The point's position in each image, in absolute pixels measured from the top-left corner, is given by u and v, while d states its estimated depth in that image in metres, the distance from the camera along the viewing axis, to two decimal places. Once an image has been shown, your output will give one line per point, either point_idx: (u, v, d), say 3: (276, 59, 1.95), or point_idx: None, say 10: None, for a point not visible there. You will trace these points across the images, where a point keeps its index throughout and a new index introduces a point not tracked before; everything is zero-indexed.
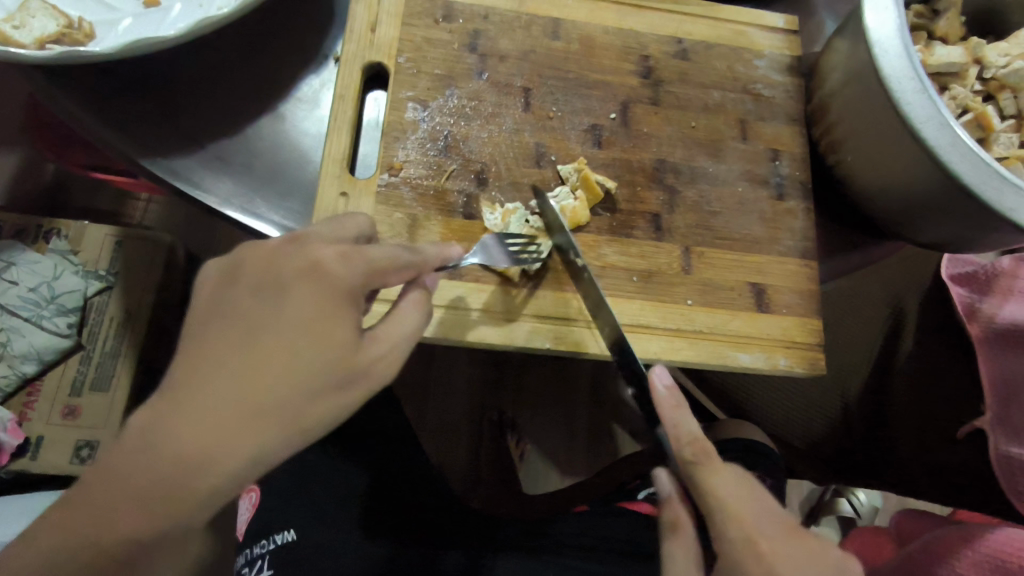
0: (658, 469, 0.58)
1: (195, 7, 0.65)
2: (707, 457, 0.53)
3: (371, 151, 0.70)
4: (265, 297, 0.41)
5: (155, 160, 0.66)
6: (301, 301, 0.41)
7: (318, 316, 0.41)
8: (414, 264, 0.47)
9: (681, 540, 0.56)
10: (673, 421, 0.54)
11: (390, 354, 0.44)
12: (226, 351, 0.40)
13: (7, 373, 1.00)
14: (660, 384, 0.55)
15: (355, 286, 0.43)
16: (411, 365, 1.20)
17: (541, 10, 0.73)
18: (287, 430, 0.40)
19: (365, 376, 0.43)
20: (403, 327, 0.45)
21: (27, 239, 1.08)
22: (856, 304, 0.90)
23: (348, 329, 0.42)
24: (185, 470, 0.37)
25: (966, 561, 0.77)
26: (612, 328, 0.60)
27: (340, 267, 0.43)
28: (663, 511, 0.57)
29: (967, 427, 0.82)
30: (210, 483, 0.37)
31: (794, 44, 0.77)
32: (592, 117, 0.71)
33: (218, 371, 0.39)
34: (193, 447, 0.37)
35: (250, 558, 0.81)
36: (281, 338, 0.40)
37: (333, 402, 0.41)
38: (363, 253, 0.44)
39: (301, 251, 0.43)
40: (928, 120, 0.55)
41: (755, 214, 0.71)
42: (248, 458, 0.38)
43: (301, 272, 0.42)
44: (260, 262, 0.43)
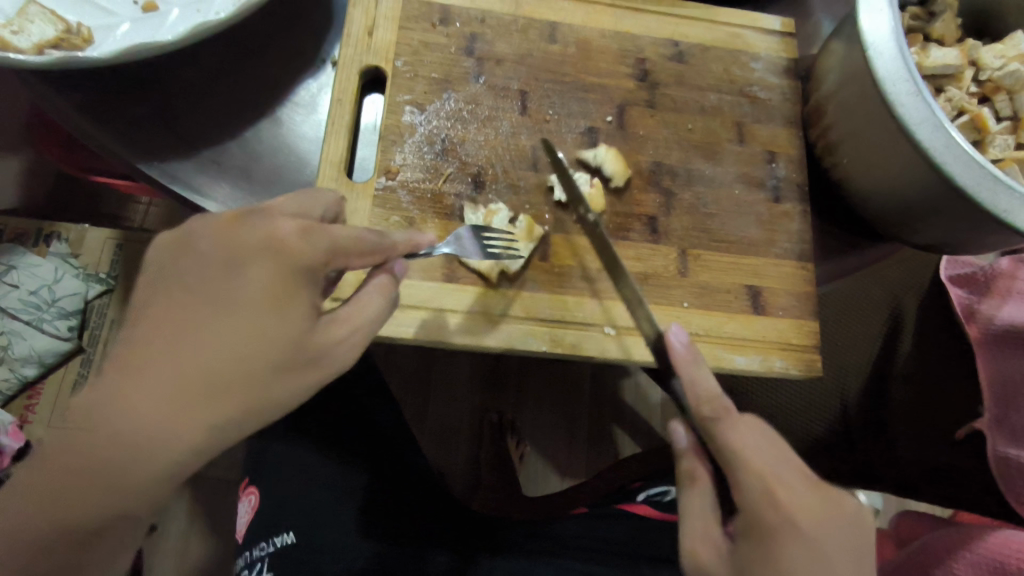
0: (674, 421, 0.59)
1: (193, 12, 0.64)
2: (728, 412, 0.54)
3: (369, 155, 0.70)
4: (224, 272, 0.43)
5: (150, 163, 0.67)
6: (260, 277, 0.43)
7: (276, 293, 0.43)
8: (378, 249, 0.50)
9: (698, 491, 0.56)
10: (689, 377, 0.56)
11: (353, 334, 0.46)
12: (186, 326, 0.41)
13: (7, 376, 1.01)
14: (678, 342, 0.57)
15: (316, 264, 0.44)
16: (410, 367, 1.21)
17: (537, 14, 0.73)
18: (250, 403, 0.42)
19: (326, 354, 0.45)
20: (366, 310, 0.47)
21: (27, 243, 1.08)
22: (851, 306, 0.91)
23: (308, 308, 0.44)
24: (150, 440, 0.39)
25: (964, 562, 0.77)
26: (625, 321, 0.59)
27: (300, 245, 0.44)
28: (681, 462, 0.58)
29: (966, 428, 0.82)
30: (175, 452, 0.40)
31: (790, 47, 0.77)
32: (588, 120, 0.71)
33: (179, 345, 0.41)
34: (154, 417, 0.39)
35: (250, 561, 0.82)
36: (240, 314, 0.42)
37: (296, 379, 0.44)
38: (326, 232, 0.45)
39: (262, 226, 0.44)
40: (922, 122, 0.55)
41: (751, 216, 0.71)
42: (210, 431, 0.41)
43: (260, 248, 0.43)
44: (215, 236, 0.43)
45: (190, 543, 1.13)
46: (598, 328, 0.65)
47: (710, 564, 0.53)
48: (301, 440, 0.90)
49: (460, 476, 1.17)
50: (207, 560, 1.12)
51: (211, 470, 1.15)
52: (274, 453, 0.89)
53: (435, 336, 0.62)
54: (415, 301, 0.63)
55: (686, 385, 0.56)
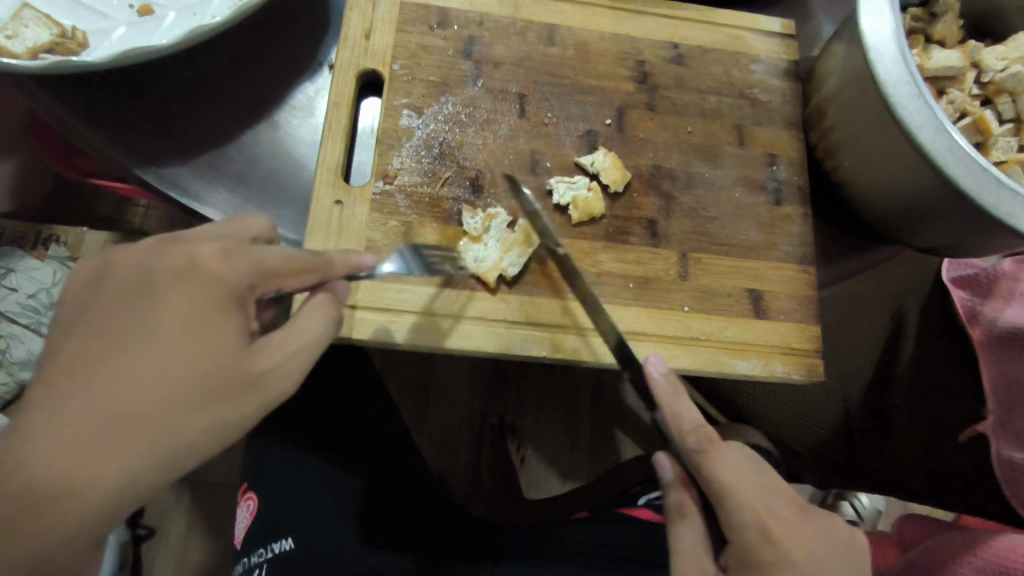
0: (658, 454, 0.58)
1: (189, 16, 0.64)
2: (713, 442, 0.54)
3: (367, 159, 0.70)
4: (139, 301, 0.41)
5: (147, 168, 0.66)
6: (178, 303, 0.41)
7: (201, 316, 0.41)
8: (315, 266, 0.48)
9: (689, 524, 0.56)
10: (671, 408, 0.56)
11: (286, 361, 0.44)
12: (95, 361, 0.38)
13: (6, 380, 1.01)
14: (657, 373, 0.57)
15: (240, 288, 0.43)
16: (409, 371, 1.20)
17: (536, 16, 0.73)
18: (169, 441, 0.39)
19: (257, 383, 0.43)
20: (304, 332, 0.46)
21: (26, 246, 1.08)
22: (857, 308, 0.89)
23: (234, 333, 0.42)
24: (51, 491, 0.35)
25: (970, 566, 0.76)
26: (615, 335, 0.60)
27: (223, 268, 0.43)
28: (670, 495, 0.57)
29: (968, 431, 0.81)
30: (82, 503, 0.36)
31: (791, 49, 0.77)
32: (587, 123, 0.70)
33: (86, 381, 0.38)
34: (68, 460, 0.36)
35: (248, 568, 0.82)
36: (157, 343, 0.39)
37: (222, 411, 0.41)
38: (250, 254, 0.44)
39: (180, 250, 0.42)
40: (925, 125, 0.55)
41: (752, 219, 0.70)
42: (123, 475, 0.37)
43: (177, 274, 0.42)
44: (131, 264, 0.42)
45: (189, 548, 1.12)
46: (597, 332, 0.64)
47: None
48: (299, 445, 0.90)
49: (461, 479, 1.17)
50: (206, 565, 1.12)
51: (210, 474, 1.15)
52: (271, 458, 0.89)
53: (433, 342, 0.62)
54: (412, 306, 0.62)
55: (668, 417, 0.56)
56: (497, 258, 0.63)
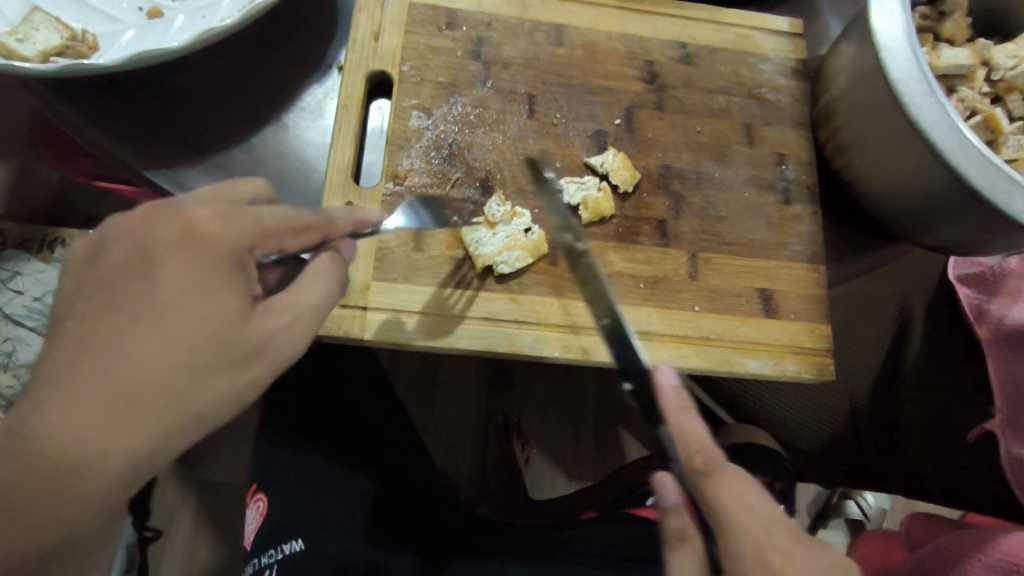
0: (661, 474, 0.52)
1: (198, 18, 0.65)
2: (719, 465, 0.50)
3: (376, 160, 0.70)
4: (138, 271, 0.40)
5: (157, 170, 0.66)
6: (177, 270, 0.40)
7: (203, 282, 0.41)
8: (315, 226, 0.48)
9: (688, 551, 0.51)
10: (678, 424, 0.53)
11: (293, 323, 0.44)
12: (101, 333, 0.39)
13: (12, 383, 1.01)
14: (666, 385, 0.54)
15: (239, 249, 0.42)
16: (416, 372, 1.20)
17: (544, 17, 0.73)
18: (182, 409, 0.39)
19: (265, 347, 0.43)
20: (308, 294, 0.45)
21: (31, 249, 1.07)
22: (863, 309, 0.90)
23: (237, 298, 0.41)
24: (78, 458, 0.37)
25: (979, 565, 0.76)
26: (612, 317, 0.59)
27: (220, 231, 0.42)
28: (669, 521, 0.52)
29: (978, 429, 0.81)
30: (107, 468, 0.38)
31: (798, 47, 0.77)
32: (596, 123, 0.70)
33: (91, 354, 0.38)
34: (84, 431, 0.37)
35: (257, 568, 0.82)
36: (160, 314, 0.39)
37: (233, 377, 0.41)
38: (245, 214, 0.43)
39: (174, 216, 0.41)
40: (937, 124, 0.55)
41: (762, 218, 0.70)
42: (139, 443, 0.38)
43: (173, 240, 0.41)
44: (129, 232, 0.41)
45: (196, 547, 1.12)
46: None
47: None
48: (307, 446, 0.90)
49: (468, 479, 1.17)
50: (214, 565, 1.12)
51: (216, 474, 1.15)
52: (280, 461, 0.89)
53: (445, 341, 0.62)
54: (423, 307, 0.63)
55: (675, 432, 0.53)
56: (495, 249, 0.63)
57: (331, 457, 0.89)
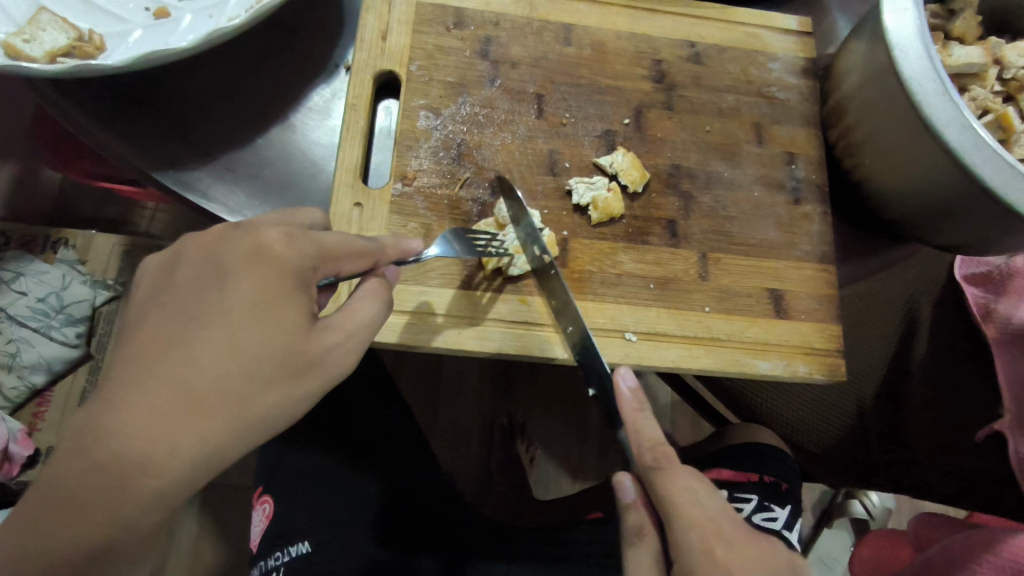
0: (621, 475, 0.56)
1: (205, 17, 0.64)
2: (669, 463, 0.53)
3: (384, 161, 0.70)
4: (209, 283, 0.42)
5: (166, 171, 0.66)
6: (247, 284, 0.42)
7: (269, 297, 0.42)
8: (370, 252, 0.49)
9: (645, 544, 0.55)
10: (632, 426, 0.54)
11: (347, 341, 0.45)
12: (173, 341, 0.40)
13: (18, 384, 1.01)
14: (625, 389, 0.54)
15: (303, 268, 0.44)
16: (421, 373, 1.20)
17: (552, 16, 0.72)
18: (240, 417, 0.40)
19: (319, 362, 0.44)
20: (361, 314, 0.46)
21: (35, 250, 1.08)
22: (868, 310, 0.90)
23: (299, 314, 0.43)
24: (137, 463, 0.38)
25: (988, 566, 0.75)
26: (573, 325, 0.61)
27: (287, 251, 0.43)
28: (627, 517, 0.56)
29: (985, 431, 0.79)
30: (164, 474, 0.38)
31: (808, 46, 0.76)
32: (606, 123, 0.70)
33: (161, 361, 0.39)
34: (147, 436, 0.38)
35: (265, 571, 0.81)
36: (228, 325, 0.41)
37: (288, 389, 0.42)
38: (311, 236, 0.45)
39: (246, 236, 0.43)
40: (951, 123, 0.54)
41: (772, 218, 0.70)
42: (198, 450, 0.39)
43: (244, 256, 0.42)
44: (203, 248, 0.43)
45: (201, 549, 1.12)
46: (617, 333, 0.64)
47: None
48: (313, 449, 0.89)
49: (473, 479, 1.16)
50: (219, 565, 1.12)
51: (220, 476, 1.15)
52: (287, 463, 0.88)
53: (453, 344, 0.62)
54: (433, 308, 0.62)
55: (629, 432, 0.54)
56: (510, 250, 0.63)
57: (338, 458, 0.89)
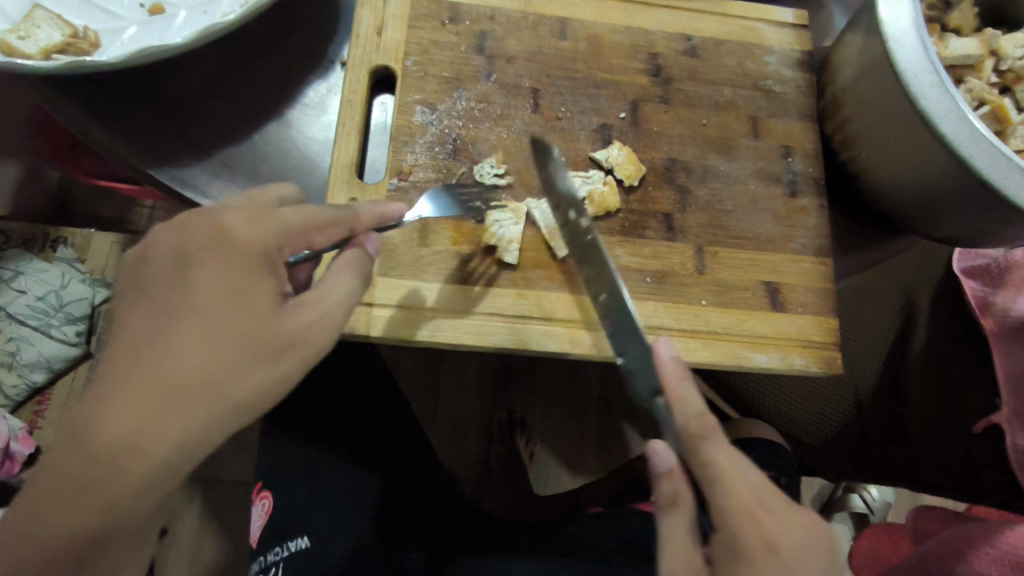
0: (654, 440, 0.49)
1: (199, 13, 0.64)
2: (715, 430, 0.49)
3: (380, 156, 0.70)
4: (176, 273, 0.42)
5: (160, 166, 0.66)
6: (212, 269, 0.41)
7: (236, 280, 0.42)
8: (339, 223, 0.49)
9: (680, 514, 0.49)
10: (677, 394, 0.51)
11: (324, 317, 0.44)
12: (146, 331, 0.41)
13: (18, 383, 1.02)
14: (666, 355, 0.52)
15: (268, 247, 0.43)
16: (421, 366, 1.20)
17: (548, 10, 0.72)
18: (218, 403, 0.40)
19: (297, 341, 0.43)
20: (336, 289, 0.46)
21: (34, 248, 1.08)
22: (866, 302, 0.90)
23: (268, 294, 0.43)
24: (125, 450, 0.39)
25: (987, 559, 0.75)
26: (607, 293, 0.59)
27: (248, 233, 0.43)
28: (660, 486, 0.49)
29: (983, 423, 0.79)
30: (151, 460, 0.39)
31: (804, 39, 0.76)
32: (601, 117, 0.70)
33: (135, 354, 0.40)
34: (129, 428, 0.39)
35: (263, 566, 0.81)
36: (197, 311, 0.41)
37: (268, 371, 0.42)
38: (273, 214, 0.44)
39: (208, 220, 0.43)
40: (947, 114, 0.54)
41: (768, 212, 0.70)
42: (180, 439, 0.39)
43: (208, 241, 0.42)
44: (168, 239, 0.43)
45: (202, 545, 1.12)
46: None
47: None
48: (312, 444, 0.89)
49: (473, 477, 1.17)
50: (220, 562, 1.12)
51: (221, 472, 1.15)
52: (285, 460, 0.88)
53: (449, 337, 0.62)
54: (434, 304, 0.62)
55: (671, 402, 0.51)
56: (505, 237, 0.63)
57: (339, 454, 0.88)
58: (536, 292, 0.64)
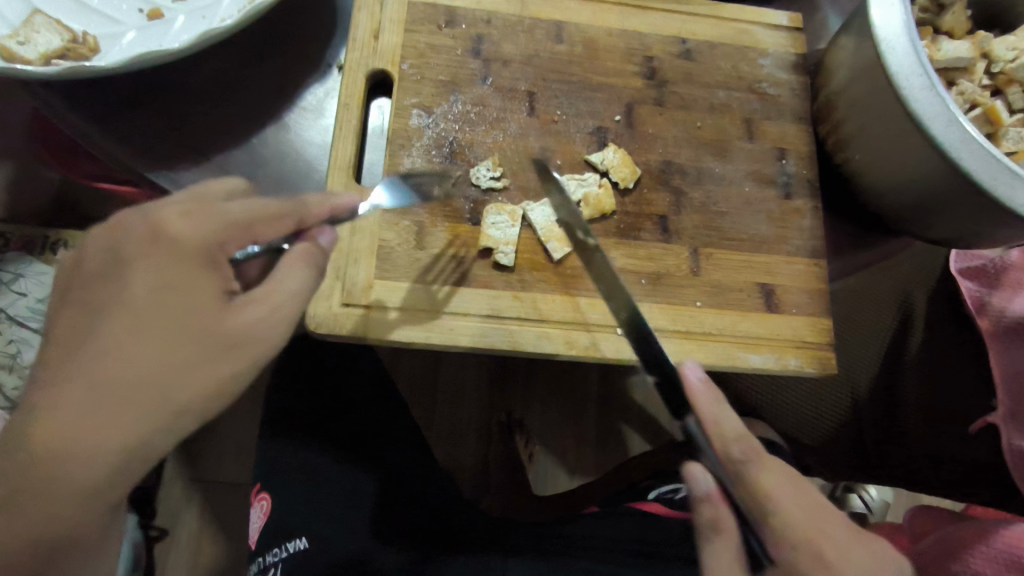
0: (691, 466, 0.51)
1: (198, 18, 0.65)
2: (753, 450, 0.53)
3: (377, 159, 0.70)
4: (114, 274, 0.43)
5: (159, 171, 0.67)
6: (149, 270, 0.43)
7: (175, 280, 0.43)
8: (290, 213, 0.47)
9: (727, 541, 0.50)
10: (712, 415, 0.54)
11: (271, 312, 0.45)
12: (85, 332, 0.42)
13: (19, 384, 1.02)
14: (694, 379, 0.55)
15: (208, 244, 0.44)
16: (420, 367, 1.21)
17: (544, 14, 0.73)
18: (162, 399, 0.42)
19: (242, 339, 0.44)
20: (286, 284, 0.46)
21: (34, 251, 1.08)
22: (864, 302, 0.90)
23: (209, 292, 0.44)
24: (73, 447, 0.41)
25: (981, 557, 0.75)
26: (627, 312, 0.57)
27: (186, 231, 0.43)
28: (703, 512, 0.51)
29: (978, 423, 0.81)
30: (99, 457, 0.41)
31: (798, 42, 0.77)
32: (597, 120, 0.70)
33: (77, 355, 0.42)
34: (76, 428, 0.41)
35: (263, 566, 0.82)
36: (137, 311, 0.42)
37: (213, 368, 0.44)
38: (211, 211, 0.44)
39: (144, 220, 0.44)
40: (937, 117, 0.55)
41: (762, 213, 0.70)
42: (129, 435, 0.42)
43: (143, 242, 0.43)
44: (103, 239, 0.44)
45: (201, 546, 1.13)
46: (609, 328, 0.64)
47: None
48: (311, 444, 0.89)
49: (472, 480, 1.15)
50: (219, 563, 1.13)
51: (221, 473, 1.16)
52: (284, 462, 0.88)
53: (447, 339, 0.62)
54: (432, 307, 0.63)
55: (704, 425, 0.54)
56: (501, 238, 0.64)
57: (339, 456, 0.89)
58: (533, 294, 0.64)
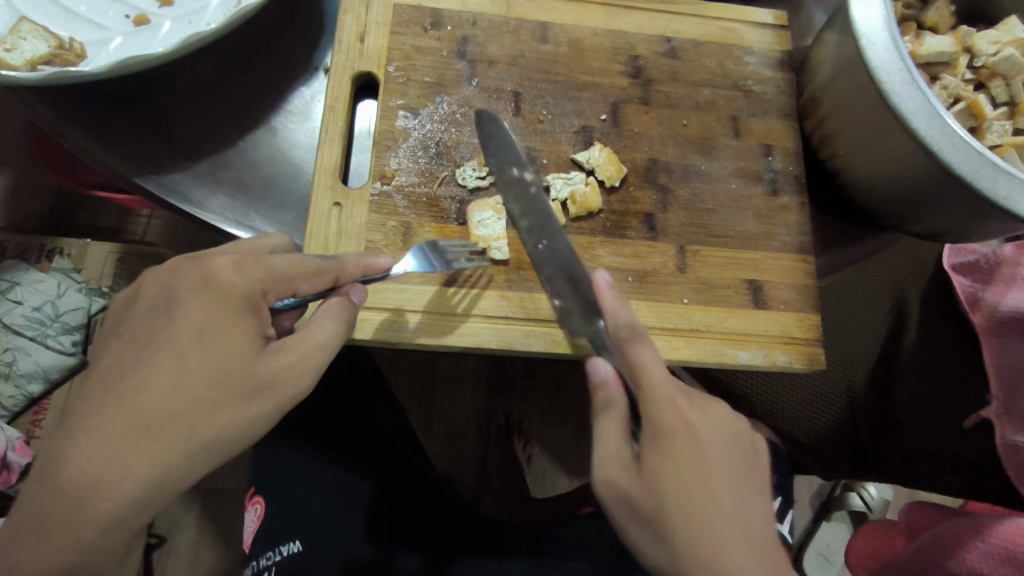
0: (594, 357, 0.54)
1: (185, 24, 0.66)
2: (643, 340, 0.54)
3: (364, 161, 0.71)
4: (160, 313, 0.45)
5: (147, 175, 0.66)
6: (195, 310, 0.45)
7: (217, 324, 0.45)
8: (326, 270, 0.51)
9: (613, 416, 0.52)
10: (613, 313, 0.56)
11: (300, 361, 0.47)
12: (123, 368, 0.44)
13: (14, 393, 1.03)
14: (603, 284, 0.57)
15: (252, 293, 0.47)
16: (413, 372, 1.21)
17: (529, 14, 0.73)
18: (185, 440, 0.43)
19: (269, 386, 0.46)
20: (317, 335, 0.49)
21: (31, 259, 1.09)
22: (854, 298, 0.90)
23: (246, 339, 0.46)
24: (93, 484, 0.41)
25: (977, 553, 0.75)
26: (544, 242, 0.63)
27: (233, 276, 0.46)
28: (596, 394, 0.53)
29: (973, 418, 0.80)
30: (118, 494, 0.42)
31: (784, 40, 0.77)
32: (582, 119, 0.71)
33: (113, 390, 0.43)
34: (99, 464, 0.41)
35: (257, 570, 0.81)
36: (174, 349, 0.44)
37: (239, 412, 0.45)
38: (260, 261, 0.47)
39: (196, 267, 0.46)
40: (919, 111, 0.55)
41: (750, 210, 0.70)
42: (149, 476, 0.42)
43: (192, 286, 0.46)
44: (155, 282, 0.47)
45: (199, 554, 1.13)
46: None
47: (624, 484, 0.50)
48: (304, 447, 0.89)
49: (473, 480, 1.17)
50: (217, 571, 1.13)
51: (218, 481, 1.16)
52: (279, 462, 0.87)
53: (434, 339, 0.62)
54: (421, 308, 0.63)
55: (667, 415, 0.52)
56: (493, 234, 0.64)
57: (331, 457, 0.89)
58: (521, 293, 0.65)
